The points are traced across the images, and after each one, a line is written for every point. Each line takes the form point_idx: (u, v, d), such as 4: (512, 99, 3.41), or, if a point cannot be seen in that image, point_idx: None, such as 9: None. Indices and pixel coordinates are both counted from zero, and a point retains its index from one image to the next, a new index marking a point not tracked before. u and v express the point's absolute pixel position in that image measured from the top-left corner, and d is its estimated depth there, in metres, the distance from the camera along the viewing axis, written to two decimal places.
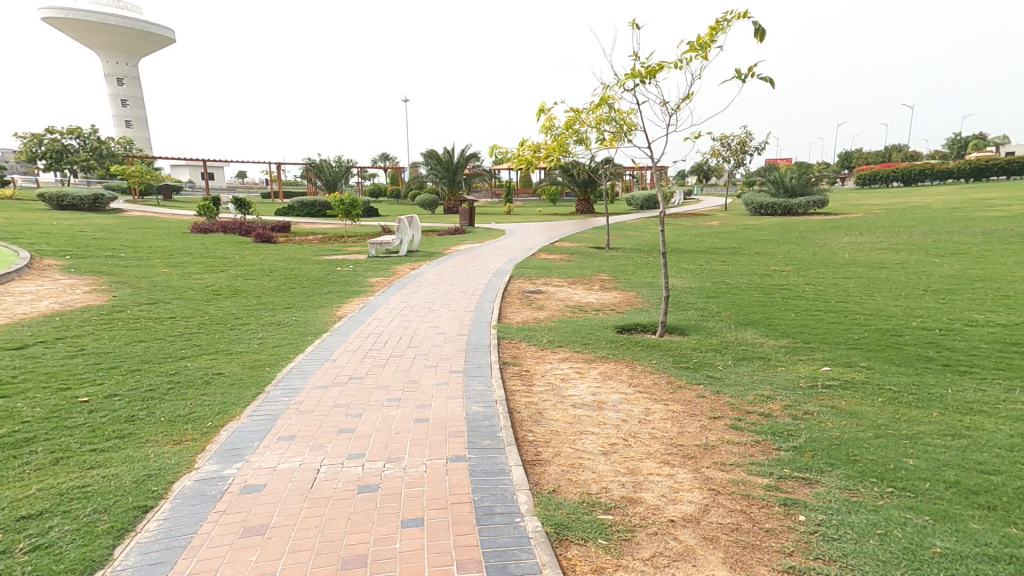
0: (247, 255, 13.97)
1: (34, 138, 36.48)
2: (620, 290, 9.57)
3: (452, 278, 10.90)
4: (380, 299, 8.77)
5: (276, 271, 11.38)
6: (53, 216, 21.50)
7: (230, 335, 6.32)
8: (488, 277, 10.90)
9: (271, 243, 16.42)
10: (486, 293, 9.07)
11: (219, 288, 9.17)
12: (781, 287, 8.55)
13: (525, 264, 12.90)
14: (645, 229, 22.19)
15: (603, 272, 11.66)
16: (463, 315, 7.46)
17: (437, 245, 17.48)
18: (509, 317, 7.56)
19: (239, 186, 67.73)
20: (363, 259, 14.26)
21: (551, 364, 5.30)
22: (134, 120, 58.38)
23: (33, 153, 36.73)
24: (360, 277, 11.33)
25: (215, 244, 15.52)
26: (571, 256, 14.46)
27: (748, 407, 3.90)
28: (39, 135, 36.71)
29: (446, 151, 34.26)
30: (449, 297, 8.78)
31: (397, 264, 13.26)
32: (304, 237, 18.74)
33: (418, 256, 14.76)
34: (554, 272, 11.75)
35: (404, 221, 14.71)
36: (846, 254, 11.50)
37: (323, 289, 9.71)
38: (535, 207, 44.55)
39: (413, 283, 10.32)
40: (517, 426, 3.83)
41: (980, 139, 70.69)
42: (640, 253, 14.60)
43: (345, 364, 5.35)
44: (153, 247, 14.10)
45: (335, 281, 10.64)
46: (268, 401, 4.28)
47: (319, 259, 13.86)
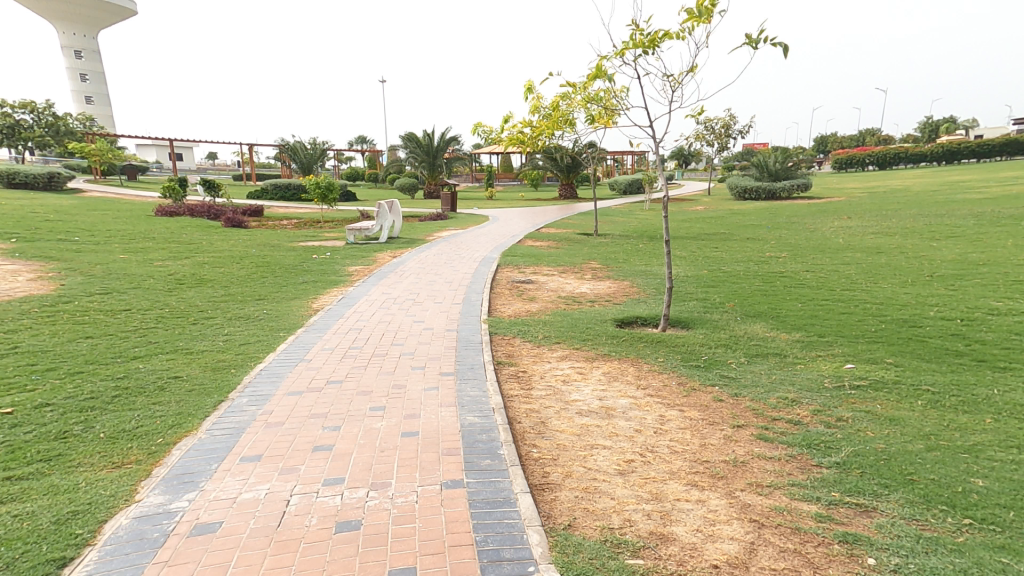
0: (216, 240, 13.14)
1: None
2: (613, 279, 9.21)
3: (437, 267, 10.35)
4: (360, 289, 8.21)
5: (247, 258, 10.69)
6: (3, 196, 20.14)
7: (192, 331, 5.71)
8: (474, 265, 10.42)
9: (242, 228, 15.60)
10: (474, 284, 8.58)
11: (183, 277, 8.46)
12: (780, 275, 8.28)
13: (512, 251, 12.40)
14: (631, 214, 21.93)
15: (594, 259, 11.30)
16: (451, 308, 6.96)
17: (419, 231, 16.89)
18: (500, 309, 7.12)
19: (210, 168, 65.22)
20: (341, 245, 13.59)
21: (550, 364, 4.88)
22: (94, 96, 55.42)
23: None
24: (338, 265, 10.69)
25: (181, 229, 14.61)
26: (559, 243, 14.00)
27: (773, 414, 3.52)
28: None
29: (426, 133, 33.31)
30: (434, 288, 8.27)
31: (378, 251, 12.66)
32: (278, 222, 17.93)
33: (399, 242, 14.17)
34: (543, 260, 11.29)
35: (384, 206, 14.05)
36: (840, 238, 11.31)
37: (298, 278, 9.07)
38: (517, 192, 44.04)
39: (395, 272, 9.78)
40: (520, 439, 3.39)
41: (951, 124, 72.12)
42: (629, 239, 14.30)
43: (323, 365, 4.83)
44: (111, 231, 13.17)
45: (311, 269, 9.99)
46: (230, 412, 3.74)
47: (294, 245, 13.18)
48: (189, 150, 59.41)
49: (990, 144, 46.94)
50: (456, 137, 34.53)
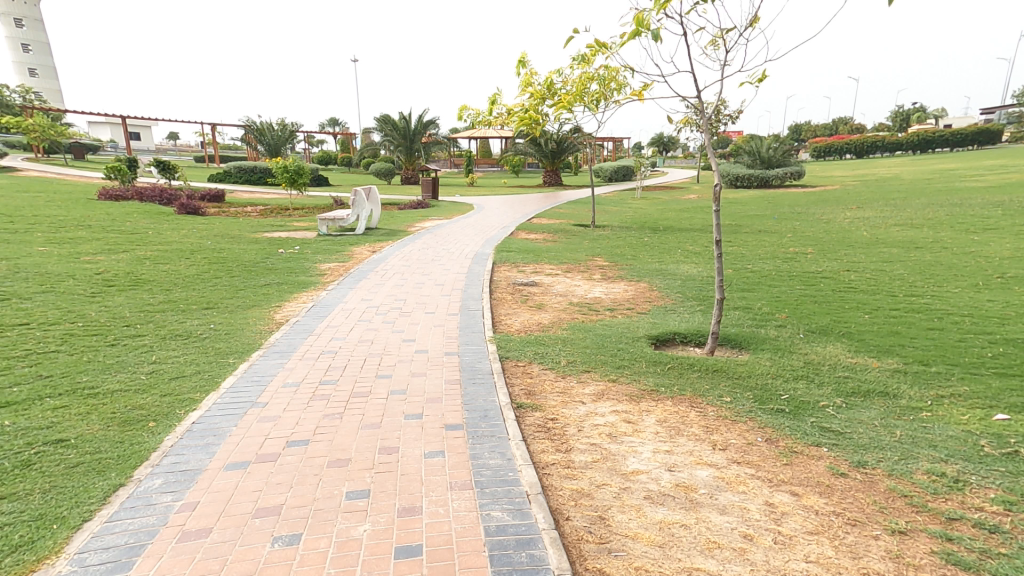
0: (165, 229, 11.56)
1: None
2: (627, 283, 8.19)
3: (424, 264, 9.10)
4: (334, 294, 6.89)
5: (199, 253, 9.23)
6: None
7: (107, 354, 4.32)
8: (467, 264, 9.20)
9: (198, 216, 13.97)
10: (471, 288, 7.39)
11: (113, 277, 7.00)
12: (820, 275, 7.32)
13: (505, 245, 11.22)
14: (624, 203, 20.94)
15: (598, 256, 10.26)
16: (447, 322, 5.75)
17: (399, 221, 15.51)
18: (505, 324, 5.99)
19: (172, 149, 61.60)
20: (312, 237, 12.18)
21: (586, 412, 3.78)
22: (41, 69, 51.31)
23: None
24: (308, 262, 9.32)
25: (127, 215, 12.92)
26: (555, 236, 12.85)
27: (943, 511, 2.40)
28: None
29: (403, 115, 31.61)
30: (424, 293, 7.02)
31: (354, 244, 11.32)
32: (242, 209, 16.31)
33: (379, 233, 12.85)
34: (542, 256, 10.15)
35: (361, 193, 12.64)
36: (863, 231, 10.45)
37: (258, 278, 7.69)
38: (499, 178, 42.60)
39: (375, 271, 8.47)
40: (579, 562, 2.22)
41: (926, 114, 72.94)
42: (630, 232, 13.28)
43: (282, 412, 3.55)
44: (40, 218, 11.45)
45: (274, 267, 8.59)
46: (128, 508, 2.44)
47: (258, 236, 11.69)
48: (147, 129, 55.89)
49: (966, 133, 47.25)
50: (435, 120, 32.90)
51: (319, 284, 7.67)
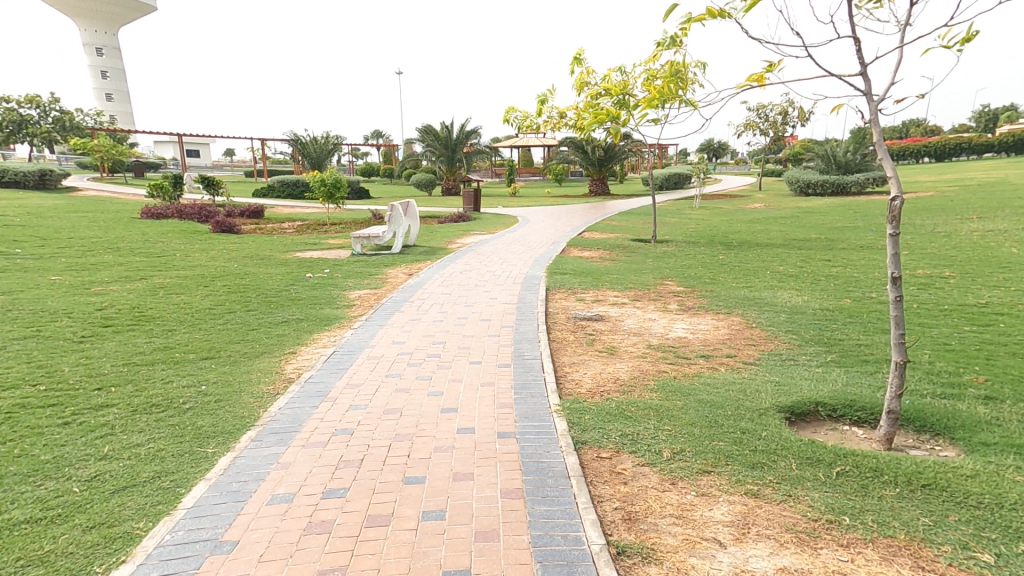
0: (195, 250, 10.94)
1: None
2: (713, 317, 6.69)
3: (467, 291, 7.87)
4: (359, 336, 5.72)
5: (220, 279, 8.41)
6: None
7: (46, 442, 3.21)
8: (517, 291, 7.89)
9: (232, 234, 13.43)
10: (526, 327, 6.07)
11: (114, 313, 6.14)
12: (986, 313, 5.61)
13: (559, 267, 9.93)
14: (682, 214, 19.31)
15: (669, 282, 8.81)
16: (499, 384, 4.43)
17: (440, 237, 14.52)
18: (572, 380, 4.61)
19: (228, 165, 64.02)
20: (347, 257, 11.28)
21: (735, 570, 2.28)
22: (114, 92, 54.53)
23: None
24: (336, 290, 8.31)
25: (162, 235, 12.48)
26: (613, 255, 11.41)
27: None
28: None
29: (445, 126, 31.01)
30: (468, 334, 5.72)
31: (390, 266, 10.32)
32: (279, 225, 15.78)
33: (418, 252, 11.84)
34: (603, 282, 8.82)
35: (399, 209, 11.63)
36: (1010, 249, 8.49)
37: (276, 312, 6.66)
38: (543, 187, 41.47)
39: (411, 302, 7.26)
40: None
41: (1010, 111, 66.66)
42: (700, 251, 11.74)
43: (254, 564, 2.30)
44: (72, 239, 11.09)
45: (298, 297, 7.59)
46: None
47: (288, 257, 10.88)
48: (205, 147, 58.34)
49: None
50: (477, 130, 32.14)
51: (343, 320, 6.55)
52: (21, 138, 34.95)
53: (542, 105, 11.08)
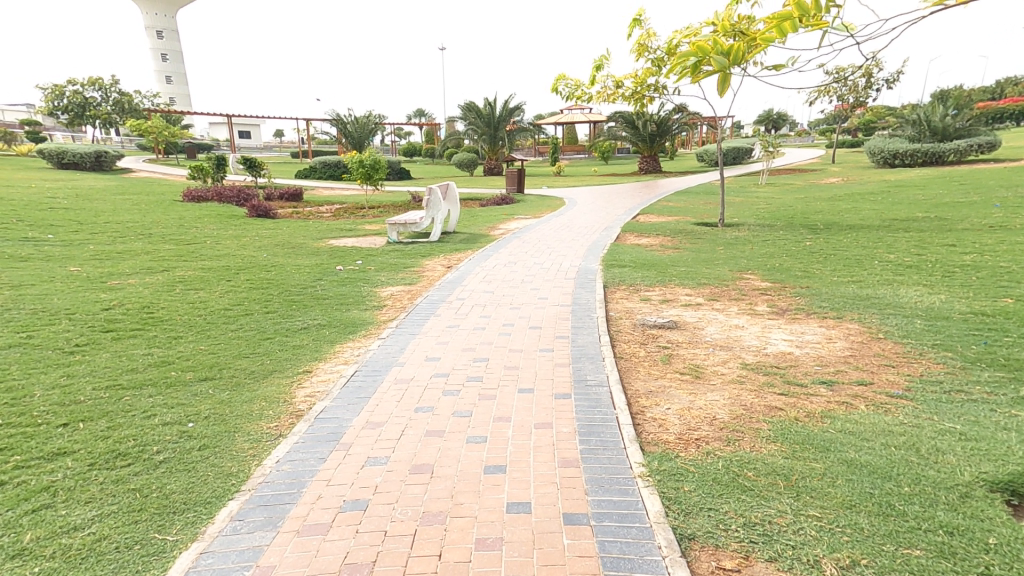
0: (227, 236, 10.38)
1: (55, 90, 35.16)
2: (821, 320, 5.44)
3: (510, 292, 6.90)
4: (385, 356, 4.85)
5: (246, 271, 7.74)
6: (45, 176, 18.86)
7: None
8: (569, 293, 6.83)
9: (269, 219, 12.89)
10: (585, 345, 5.01)
11: (122, 313, 5.49)
12: None
13: (616, 259, 8.89)
14: (747, 193, 17.59)
15: (751, 274, 7.58)
16: (559, 431, 3.40)
17: (484, 222, 13.62)
18: (652, 422, 3.51)
19: (277, 145, 64.99)
20: (382, 246, 10.50)
21: None
22: (173, 75, 55.78)
23: (55, 107, 35.50)
24: (367, 286, 7.48)
25: (198, 219, 12.02)
26: (677, 244, 10.25)
27: None
28: (61, 88, 35.36)
29: (487, 102, 29.76)
30: (514, 355, 4.73)
31: (428, 257, 9.47)
32: (317, 209, 15.23)
33: (458, 239, 10.93)
34: (670, 276, 7.76)
35: (437, 192, 10.60)
36: None
37: (297, 316, 5.84)
38: (589, 165, 39.88)
39: (448, 308, 6.36)
40: None
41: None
42: (779, 235, 10.32)
43: None
44: (108, 223, 10.75)
45: (324, 295, 6.77)
46: None
47: (322, 245, 10.19)
48: (255, 128, 59.39)
49: None
50: (521, 106, 30.73)
51: (369, 329, 5.65)
52: (84, 121, 36.42)
53: (595, 73, 9.89)
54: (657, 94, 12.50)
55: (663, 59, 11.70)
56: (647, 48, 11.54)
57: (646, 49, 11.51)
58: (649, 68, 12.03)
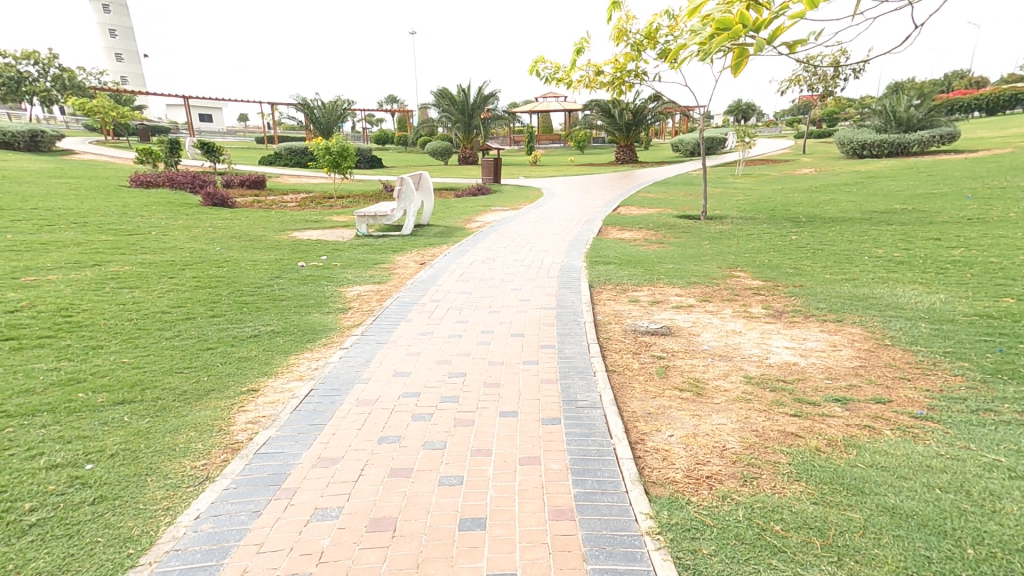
0: (175, 227, 9.49)
1: None
2: (820, 320, 5.06)
3: (489, 298, 6.34)
4: (346, 371, 4.25)
5: (192, 266, 6.97)
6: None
7: None
8: (553, 297, 6.35)
9: (225, 208, 11.97)
10: (572, 360, 4.50)
11: (32, 318, 4.71)
12: None
13: (600, 255, 8.44)
14: (725, 184, 17.40)
15: (740, 271, 7.22)
16: (547, 471, 2.90)
17: (458, 212, 12.99)
18: (655, 454, 3.03)
19: (242, 130, 62.29)
20: (349, 238, 9.79)
21: None
22: (126, 54, 52.81)
23: None
24: (330, 285, 6.81)
25: (144, 208, 11.02)
26: (660, 238, 9.88)
27: None
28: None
29: (462, 88, 28.90)
30: (495, 374, 4.23)
31: (399, 251, 8.83)
32: (280, 197, 14.31)
33: (432, 232, 10.30)
34: (657, 274, 7.36)
35: (409, 182, 9.93)
36: None
37: (246, 321, 5.15)
38: (566, 155, 39.40)
39: (420, 313, 5.80)
40: None
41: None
42: (763, 228, 10.03)
43: None
44: (39, 212, 9.69)
45: (280, 295, 6.08)
46: None
47: (283, 237, 9.40)
48: (217, 112, 56.79)
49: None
50: (496, 93, 29.96)
51: (328, 338, 4.99)
52: (20, 97, 34.01)
53: (575, 56, 9.33)
54: (637, 81, 12.01)
55: (644, 43, 11.22)
56: (628, 32, 11.04)
57: (626, 33, 11.00)
58: (630, 53, 11.54)
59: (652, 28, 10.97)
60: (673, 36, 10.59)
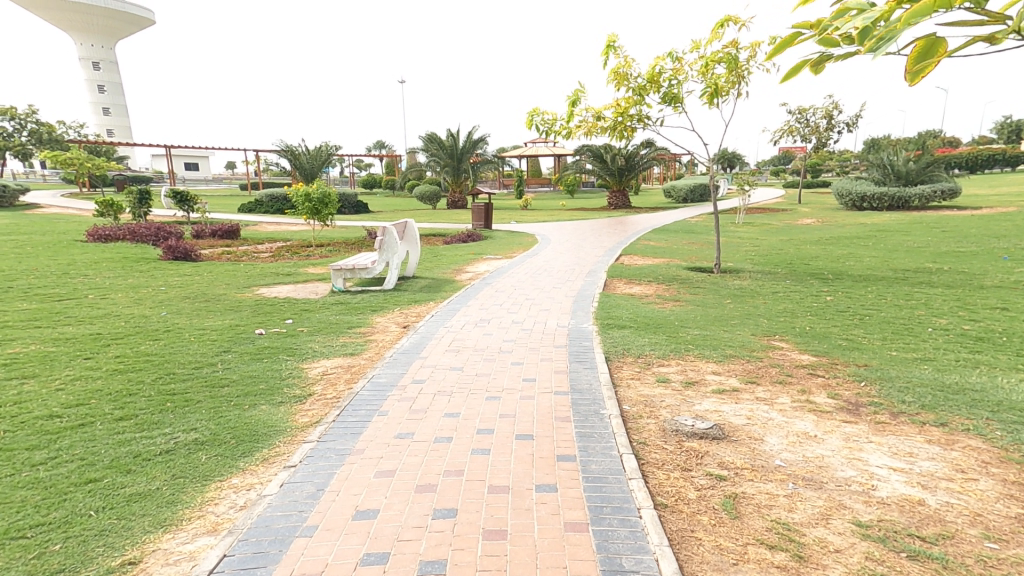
0: (120, 287, 8.28)
1: None
2: (919, 420, 3.90)
3: (485, 380, 5.14)
4: (284, 514, 2.95)
5: (119, 341, 5.72)
6: None
7: None
8: (563, 379, 5.17)
9: (187, 261, 10.80)
10: (603, 488, 3.27)
11: None
12: None
13: (613, 316, 7.36)
14: (727, 233, 16.73)
15: (781, 341, 6.17)
16: None
17: (449, 263, 11.95)
18: None
19: (227, 178, 62.18)
20: (324, 295, 8.61)
21: None
22: (111, 106, 52.91)
23: None
24: (291, 360, 5.58)
25: (93, 264, 9.82)
26: (675, 294, 8.88)
27: None
28: None
29: (450, 134, 28.61)
30: (499, 517, 2.98)
31: (380, 312, 7.65)
32: (253, 247, 13.19)
33: (418, 286, 9.18)
34: (685, 343, 6.25)
35: (393, 232, 8.86)
36: None
37: (162, 427, 3.87)
38: (557, 199, 39.22)
39: (396, 405, 4.54)
40: None
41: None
42: (786, 285, 9.10)
43: None
44: None
45: (220, 382, 4.82)
46: None
47: (245, 297, 8.20)
48: (204, 159, 56.61)
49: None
50: (485, 138, 29.70)
51: (270, 449, 3.69)
52: None
53: (571, 108, 8.61)
54: (639, 125, 11.32)
55: (645, 87, 10.57)
56: (627, 77, 10.40)
57: (625, 77, 10.35)
58: (631, 97, 10.86)
59: (654, 71, 10.33)
60: (677, 79, 9.93)
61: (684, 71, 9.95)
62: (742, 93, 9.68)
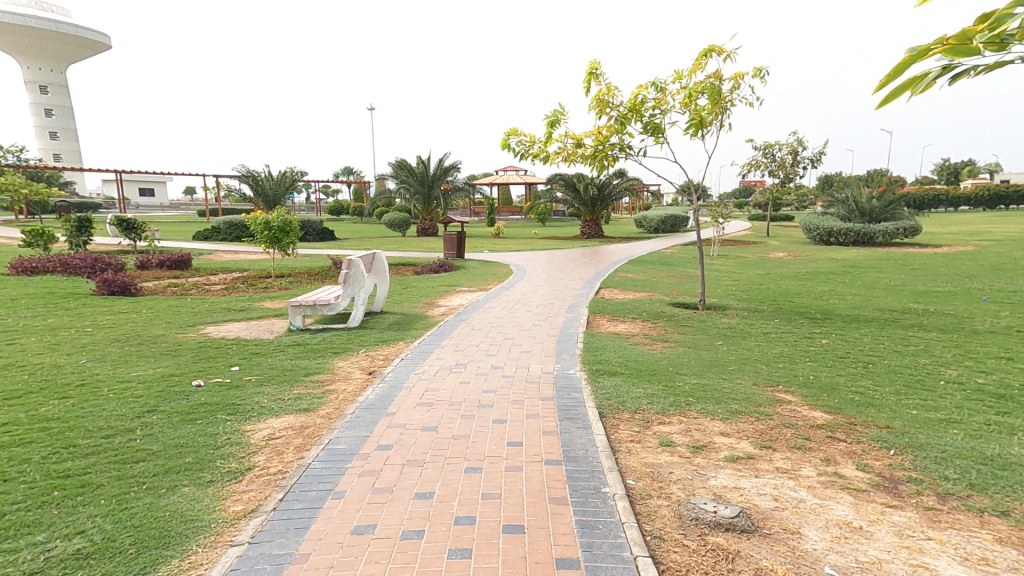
0: (36, 329, 7.17)
1: None
2: (974, 508, 3.35)
3: (464, 445, 4.35)
4: None
5: (14, 402, 4.70)
6: None
7: None
8: (556, 441, 4.46)
9: (123, 295, 9.67)
10: None
11: None
12: None
13: (602, 361, 6.71)
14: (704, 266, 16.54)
15: (787, 394, 5.62)
16: None
17: (420, 296, 11.15)
18: None
19: (185, 203, 59.98)
20: (278, 334, 7.68)
21: None
22: (60, 130, 50.57)
23: None
24: (230, 421, 4.68)
25: (9, 301, 8.63)
26: (663, 334, 8.34)
27: None
28: None
29: (420, 161, 28.15)
30: None
31: (343, 354, 6.78)
32: (203, 278, 12.09)
33: (386, 324, 8.35)
34: (685, 394, 5.63)
35: (358, 264, 8.02)
36: None
37: (37, 533, 2.94)
38: (531, 227, 38.94)
39: (356, 483, 3.72)
40: None
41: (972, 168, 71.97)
42: (775, 325, 8.69)
43: None
44: None
45: (133, 455, 3.89)
46: None
47: (185, 338, 7.21)
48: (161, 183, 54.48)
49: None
50: (457, 166, 29.33)
51: (181, 561, 2.81)
52: None
53: (549, 129, 8.15)
54: (621, 154, 10.98)
55: (627, 115, 10.25)
56: (609, 104, 10.07)
57: (607, 105, 10.02)
58: (613, 125, 10.52)
59: (635, 100, 10.06)
60: (659, 109, 9.66)
61: (667, 101, 9.70)
62: (725, 125, 9.43)
